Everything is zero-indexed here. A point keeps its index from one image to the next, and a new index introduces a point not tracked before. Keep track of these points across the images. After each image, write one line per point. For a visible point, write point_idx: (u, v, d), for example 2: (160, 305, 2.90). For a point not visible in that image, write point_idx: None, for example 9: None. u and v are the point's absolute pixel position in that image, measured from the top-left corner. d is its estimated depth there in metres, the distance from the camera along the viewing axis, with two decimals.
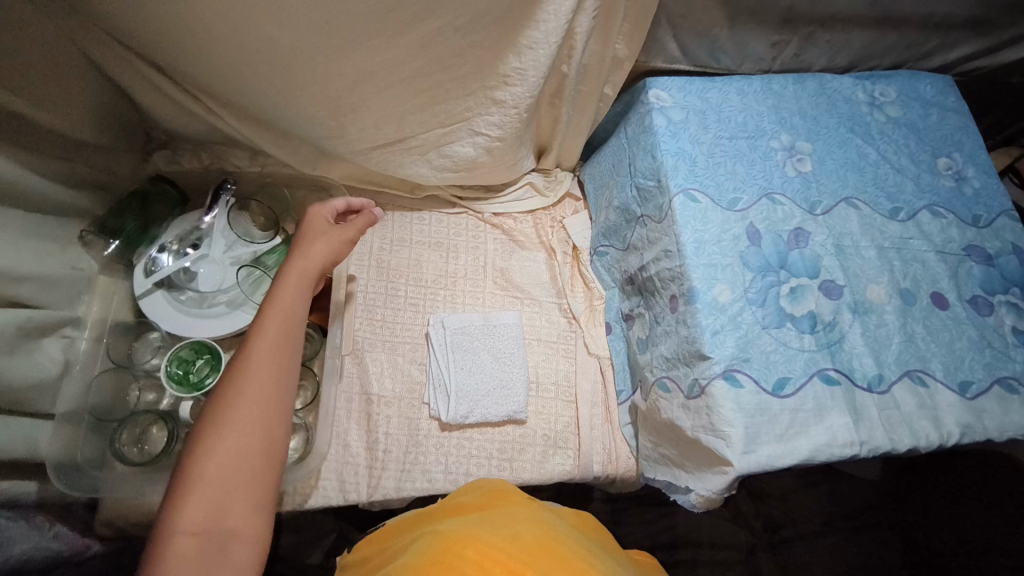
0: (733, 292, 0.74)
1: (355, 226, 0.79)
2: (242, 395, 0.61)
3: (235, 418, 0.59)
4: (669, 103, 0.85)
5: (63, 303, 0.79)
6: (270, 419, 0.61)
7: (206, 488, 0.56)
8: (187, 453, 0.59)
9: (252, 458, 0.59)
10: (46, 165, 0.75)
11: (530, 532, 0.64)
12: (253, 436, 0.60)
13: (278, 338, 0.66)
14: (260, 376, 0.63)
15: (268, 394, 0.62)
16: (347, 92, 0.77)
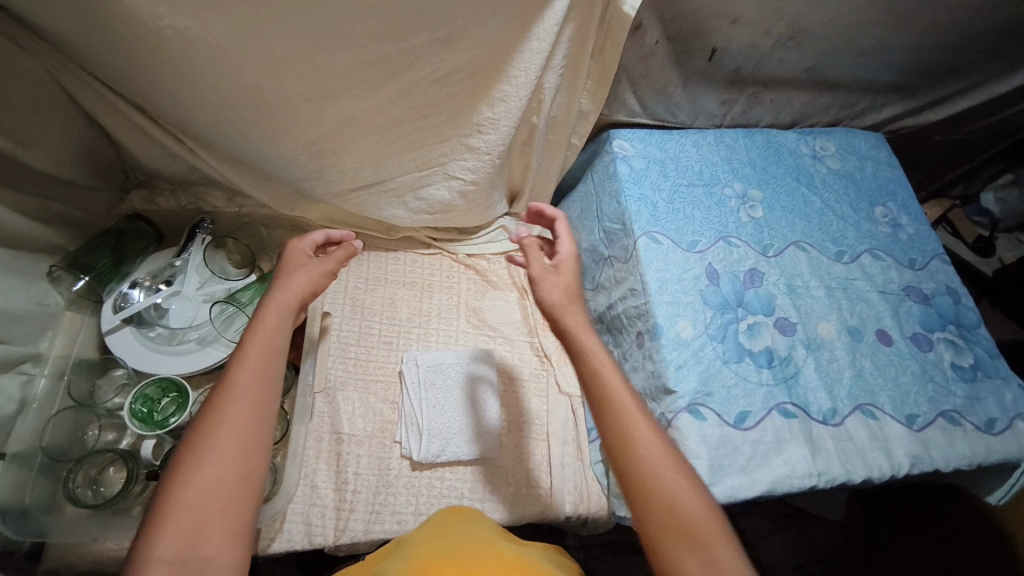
0: (695, 328, 0.78)
1: (335, 257, 0.75)
2: (218, 423, 0.55)
3: (212, 448, 0.54)
4: (631, 152, 0.91)
5: (24, 338, 0.78)
6: (253, 444, 0.56)
7: (175, 527, 0.50)
8: (159, 491, 0.53)
9: (233, 485, 0.53)
10: (19, 200, 0.76)
11: (510, 551, 0.63)
12: (234, 461, 0.54)
13: (263, 358, 0.61)
14: (242, 398, 0.57)
15: (251, 417, 0.57)
16: (328, 136, 0.81)
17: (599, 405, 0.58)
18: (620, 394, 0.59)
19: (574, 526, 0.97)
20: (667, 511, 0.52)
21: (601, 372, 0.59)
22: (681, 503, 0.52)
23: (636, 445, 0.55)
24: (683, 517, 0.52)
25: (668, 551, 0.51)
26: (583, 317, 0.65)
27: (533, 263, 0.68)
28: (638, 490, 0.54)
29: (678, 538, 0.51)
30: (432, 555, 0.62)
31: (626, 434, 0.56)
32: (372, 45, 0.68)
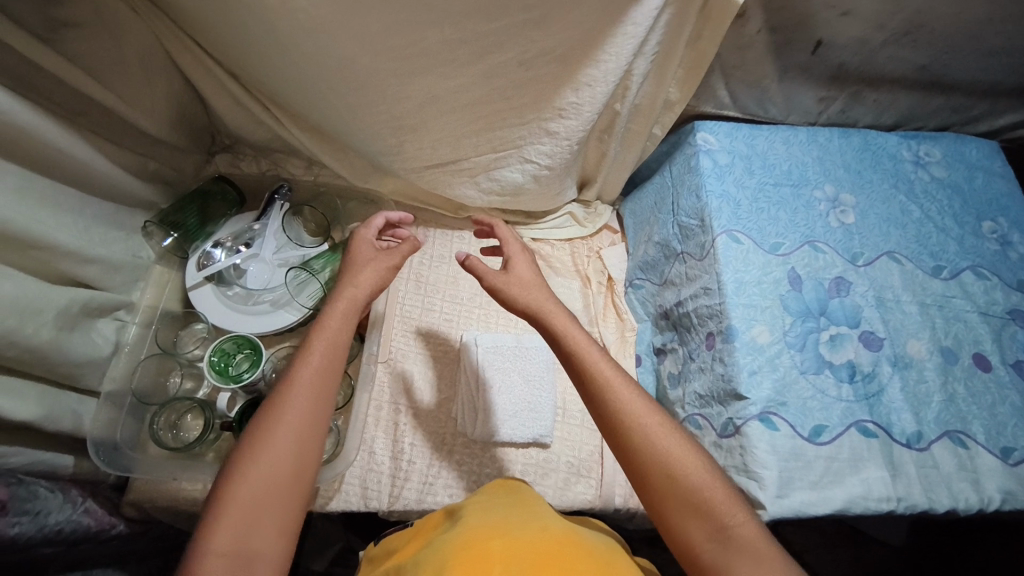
0: (772, 334, 0.74)
1: (400, 252, 0.77)
2: (279, 421, 0.60)
3: (272, 442, 0.58)
4: (715, 146, 0.87)
5: (120, 287, 0.83)
6: (306, 444, 0.60)
7: (236, 510, 0.55)
8: (223, 473, 0.58)
9: (286, 482, 0.58)
10: (123, 158, 0.80)
11: (560, 526, 0.64)
12: (289, 459, 0.58)
13: (324, 359, 0.64)
14: (300, 399, 0.61)
15: (308, 419, 0.61)
16: (411, 113, 0.81)
17: (595, 395, 0.66)
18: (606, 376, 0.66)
19: (622, 518, 0.97)
20: (667, 480, 0.60)
21: (584, 354, 0.68)
22: (680, 470, 0.60)
23: (635, 429, 0.63)
24: (682, 484, 0.60)
25: (674, 518, 0.59)
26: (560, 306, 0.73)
27: (485, 274, 0.76)
28: (639, 465, 0.62)
29: (679, 507, 0.59)
30: (482, 526, 0.62)
31: (625, 420, 0.63)
32: (463, 23, 0.67)
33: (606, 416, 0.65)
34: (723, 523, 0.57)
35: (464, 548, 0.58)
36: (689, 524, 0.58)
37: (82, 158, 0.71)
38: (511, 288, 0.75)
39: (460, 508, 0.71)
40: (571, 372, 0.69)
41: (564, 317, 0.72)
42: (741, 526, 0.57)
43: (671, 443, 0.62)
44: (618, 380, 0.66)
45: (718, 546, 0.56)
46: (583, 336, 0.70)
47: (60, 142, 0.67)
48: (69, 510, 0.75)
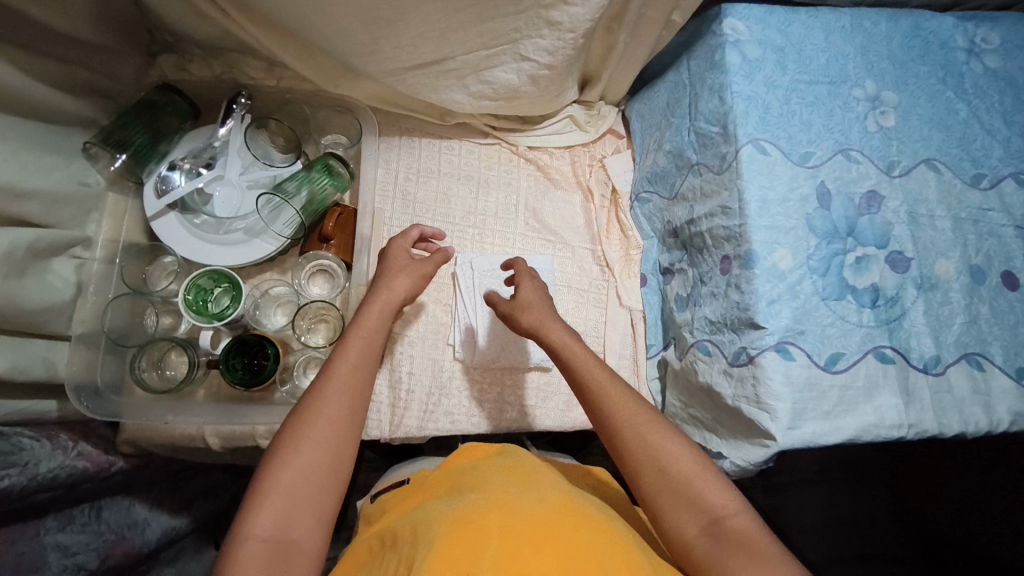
0: (794, 258, 0.68)
1: (433, 260, 0.79)
2: (318, 414, 0.62)
3: (309, 435, 0.60)
4: (744, 36, 0.74)
5: (70, 221, 0.74)
6: (343, 437, 0.62)
7: (277, 496, 0.57)
8: (263, 462, 0.60)
9: (323, 474, 0.59)
10: (41, 67, 0.67)
11: (555, 495, 0.65)
12: (329, 452, 0.60)
13: (359, 359, 0.67)
14: (339, 394, 0.64)
15: (346, 414, 0.63)
16: (385, 2, 0.67)
17: (596, 394, 0.67)
18: (600, 376, 0.69)
19: None
20: (661, 476, 0.61)
21: (576, 357, 0.71)
22: (676, 466, 0.61)
23: (631, 429, 0.64)
24: (677, 478, 0.61)
25: (668, 512, 0.60)
26: (552, 319, 0.76)
27: (499, 304, 0.80)
28: (634, 462, 0.63)
29: (672, 501, 0.60)
30: (478, 501, 0.62)
31: (625, 420, 0.65)
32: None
33: (605, 416, 0.66)
34: (716, 514, 0.59)
35: (454, 524, 0.58)
36: (682, 519, 0.60)
37: None
38: (517, 310, 0.78)
39: (458, 476, 0.72)
40: (570, 381, 0.71)
41: (554, 324, 0.75)
42: (733, 518, 0.58)
43: (664, 440, 0.63)
44: (614, 383, 0.68)
45: (710, 539, 0.58)
46: (579, 344, 0.73)
47: None
48: (60, 456, 0.74)
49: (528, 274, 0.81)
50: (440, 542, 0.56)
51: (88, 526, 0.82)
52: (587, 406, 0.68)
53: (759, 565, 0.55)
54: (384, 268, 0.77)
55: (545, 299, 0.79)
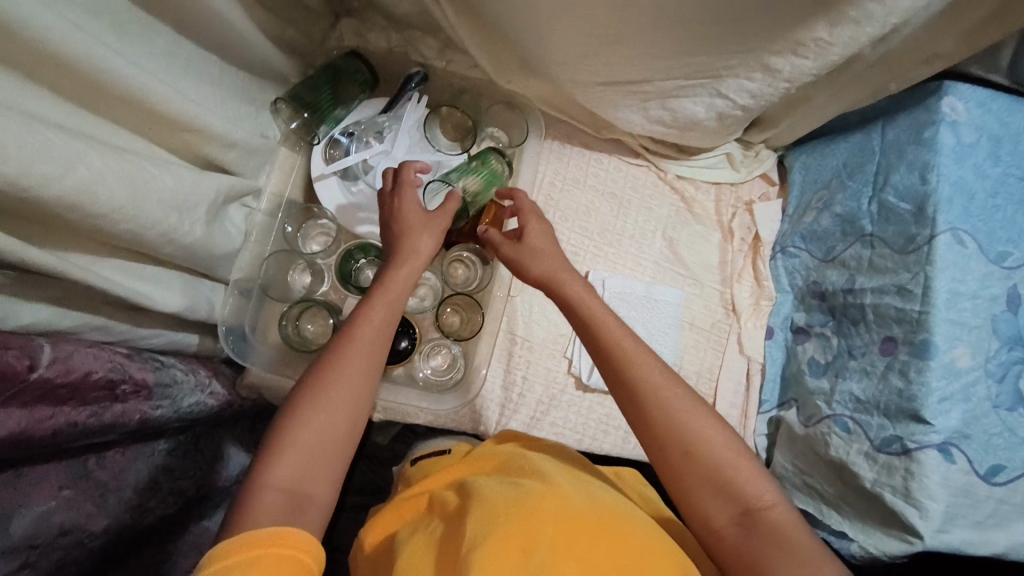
0: (974, 358, 0.67)
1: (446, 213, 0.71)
2: (339, 374, 0.60)
3: (329, 394, 0.58)
4: (962, 118, 0.72)
5: (251, 172, 0.75)
6: (357, 398, 0.60)
7: (294, 452, 0.56)
8: (280, 415, 0.59)
9: (337, 434, 0.58)
10: (260, 17, 0.67)
11: (608, 496, 0.60)
12: (341, 413, 0.58)
13: (383, 318, 0.63)
14: (353, 358, 0.61)
15: (360, 381, 0.60)
16: (614, 19, 0.65)
17: (623, 373, 0.61)
18: (622, 341, 0.63)
19: None
20: (693, 458, 0.59)
21: (593, 316, 0.64)
22: (707, 451, 0.59)
23: (666, 407, 0.60)
24: (711, 463, 0.58)
25: (695, 498, 0.59)
26: (574, 275, 0.68)
27: (501, 244, 0.72)
28: (655, 438, 0.60)
29: (701, 485, 0.58)
30: (525, 484, 0.57)
31: (657, 396, 0.60)
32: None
33: (637, 394, 0.61)
34: (749, 504, 0.57)
35: (503, 506, 0.53)
36: (713, 505, 0.58)
37: (222, 18, 0.58)
38: (520, 257, 0.70)
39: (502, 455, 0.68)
40: (585, 340, 0.65)
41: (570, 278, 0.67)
42: (768, 509, 0.57)
43: (691, 422, 0.60)
44: (642, 354, 0.62)
45: (742, 529, 0.57)
46: (600, 308, 0.65)
47: None
48: (198, 392, 0.76)
49: (533, 214, 0.73)
50: (492, 525, 0.51)
51: (188, 453, 0.79)
52: (612, 381, 0.63)
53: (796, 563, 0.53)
54: (409, 230, 0.69)
55: (555, 245, 0.71)
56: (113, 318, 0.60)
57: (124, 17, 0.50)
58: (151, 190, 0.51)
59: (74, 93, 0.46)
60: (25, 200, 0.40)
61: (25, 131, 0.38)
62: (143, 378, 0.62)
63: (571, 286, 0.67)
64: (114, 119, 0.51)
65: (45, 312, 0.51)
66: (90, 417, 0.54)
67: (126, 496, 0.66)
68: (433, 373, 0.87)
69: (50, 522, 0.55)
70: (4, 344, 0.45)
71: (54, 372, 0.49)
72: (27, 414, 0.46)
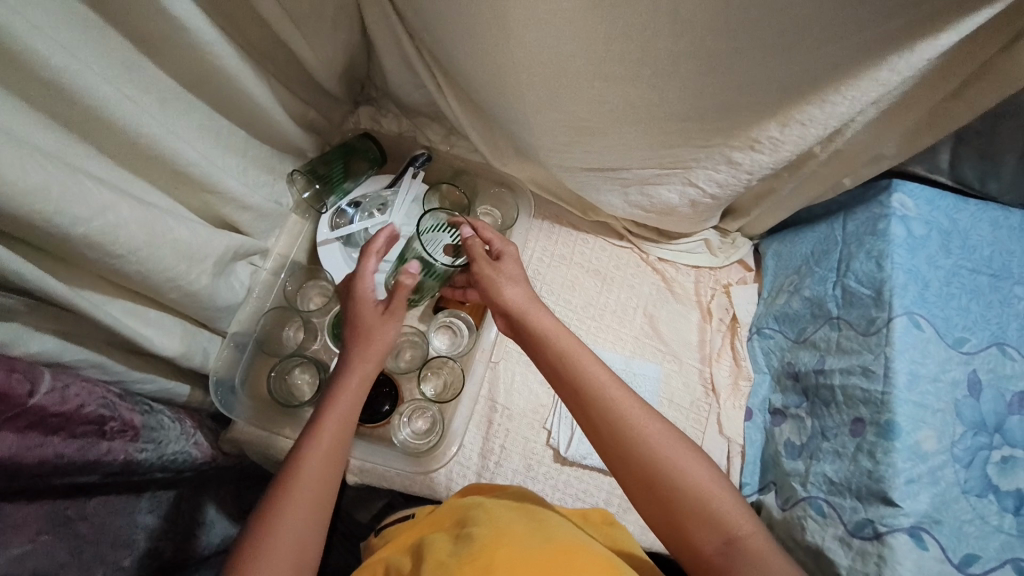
0: (940, 442, 0.68)
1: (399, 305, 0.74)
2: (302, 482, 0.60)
3: (294, 505, 0.58)
4: (911, 213, 0.78)
5: (261, 233, 0.82)
6: (317, 516, 0.59)
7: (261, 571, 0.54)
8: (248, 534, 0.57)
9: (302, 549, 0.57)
10: (288, 101, 0.78)
11: (563, 534, 0.62)
12: (304, 529, 0.58)
13: (343, 422, 0.66)
14: (316, 473, 0.61)
15: (322, 495, 0.60)
16: (595, 116, 0.74)
17: (601, 411, 0.62)
18: (597, 371, 0.64)
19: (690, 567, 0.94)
20: (676, 491, 0.57)
21: (564, 340, 0.66)
22: (689, 482, 0.58)
23: (645, 444, 0.59)
24: (693, 493, 0.57)
25: (686, 530, 0.57)
26: (547, 313, 0.70)
27: (477, 260, 0.74)
28: (640, 465, 0.59)
29: (691, 519, 0.57)
30: (477, 534, 0.60)
31: (638, 433, 0.60)
32: (703, 41, 0.57)
33: (617, 432, 0.61)
34: (734, 533, 0.56)
35: (454, 563, 0.56)
36: (699, 534, 0.57)
37: (254, 102, 0.68)
38: (499, 280, 0.72)
39: (459, 510, 0.70)
40: (558, 376, 0.66)
41: (542, 311, 0.70)
42: (749, 538, 0.56)
43: (677, 453, 0.59)
44: (624, 396, 0.62)
45: (727, 558, 0.55)
46: (567, 333, 0.67)
47: (246, 82, 0.64)
48: (183, 441, 0.76)
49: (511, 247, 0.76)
50: None
51: (167, 515, 0.80)
52: (587, 417, 0.63)
53: None
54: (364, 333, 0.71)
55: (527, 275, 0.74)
56: (110, 355, 0.64)
57: (171, 94, 0.59)
58: (168, 240, 0.58)
59: (114, 152, 0.54)
60: (56, 237, 0.46)
61: (71, 182, 0.45)
62: (132, 419, 0.65)
63: (541, 315, 0.70)
64: (147, 176, 0.59)
65: (52, 343, 0.56)
66: (75, 451, 0.57)
67: (100, 551, 0.67)
68: (414, 433, 0.90)
69: (21, 567, 0.55)
70: (12, 367, 0.49)
71: (49, 400, 0.53)
72: (19, 440, 0.50)
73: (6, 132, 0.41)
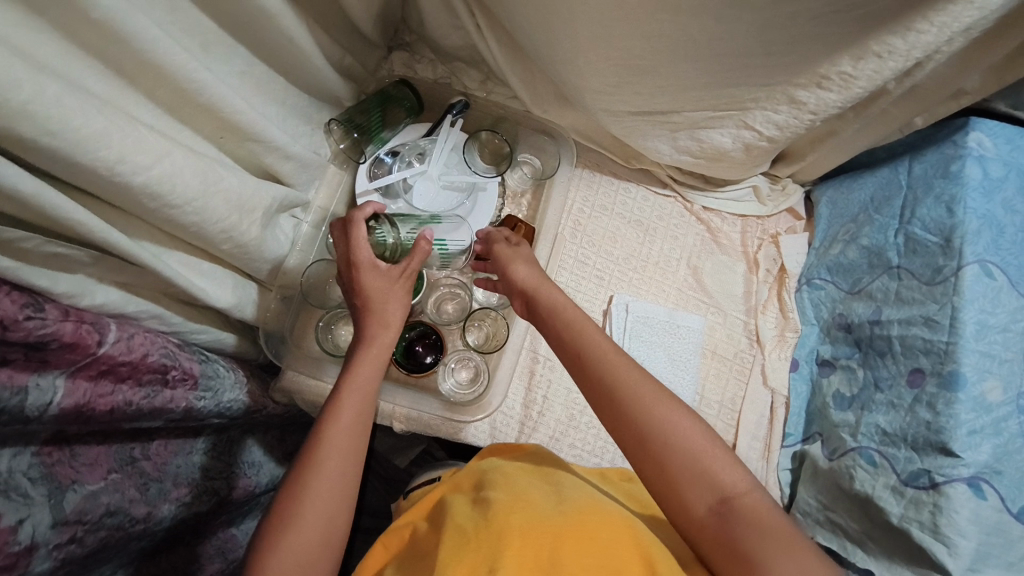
0: (1005, 393, 0.67)
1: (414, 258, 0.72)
2: (330, 435, 0.63)
3: (321, 454, 0.62)
4: (990, 153, 0.74)
5: (302, 185, 0.81)
6: (347, 462, 0.63)
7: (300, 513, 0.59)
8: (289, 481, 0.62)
9: (334, 493, 0.61)
10: (327, 46, 0.75)
11: (577, 494, 0.64)
12: (333, 478, 0.61)
13: (367, 378, 0.68)
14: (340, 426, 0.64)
15: (349, 443, 0.64)
16: (649, 52, 0.69)
17: (598, 377, 0.62)
18: (598, 339, 0.64)
19: None
20: (668, 454, 0.57)
21: (567, 310, 0.66)
22: (681, 443, 0.58)
23: (637, 404, 0.59)
24: (684, 455, 0.57)
25: (677, 491, 0.57)
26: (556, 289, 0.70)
27: (500, 248, 0.75)
28: (633, 430, 0.59)
29: (681, 479, 0.57)
30: (495, 500, 0.62)
31: (633, 396, 0.60)
32: None
33: (614, 398, 0.60)
34: (727, 493, 0.56)
35: (473, 530, 0.58)
36: (691, 493, 0.56)
37: (296, 48, 0.66)
38: (513, 259, 0.73)
39: (480, 473, 0.72)
40: (558, 349, 0.66)
41: (549, 287, 0.69)
42: (742, 498, 0.55)
43: (670, 413, 0.59)
44: (620, 361, 0.62)
45: (720, 518, 0.55)
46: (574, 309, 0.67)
47: (288, 26, 0.62)
48: (236, 390, 0.78)
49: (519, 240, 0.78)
50: (460, 552, 0.56)
51: (222, 456, 0.84)
52: (585, 383, 0.63)
53: (776, 549, 0.51)
54: (376, 307, 0.70)
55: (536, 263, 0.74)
56: (167, 307, 0.65)
57: (211, 39, 0.57)
58: (219, 189, 0.57)
59: (160, 100, 0.53)
60: (118, 186, 0.46)
61: (129, 130, 0.45)
62: (190, 368, 0.67)
63: (547, 289, 0.70)
64: (192, 125, 0.58)
65: (112, 295, 0.56)
66: (143, 399, 0.58)
67: (165, 487, 0.70)
68: (456, 383, 0.91)
69: (97, 502, 0.58)
70: (80, 318, 0.50)
71: (117, 350, 0.54)
72: (91, 388, 0.52)
73: (64, 78, 0.40)
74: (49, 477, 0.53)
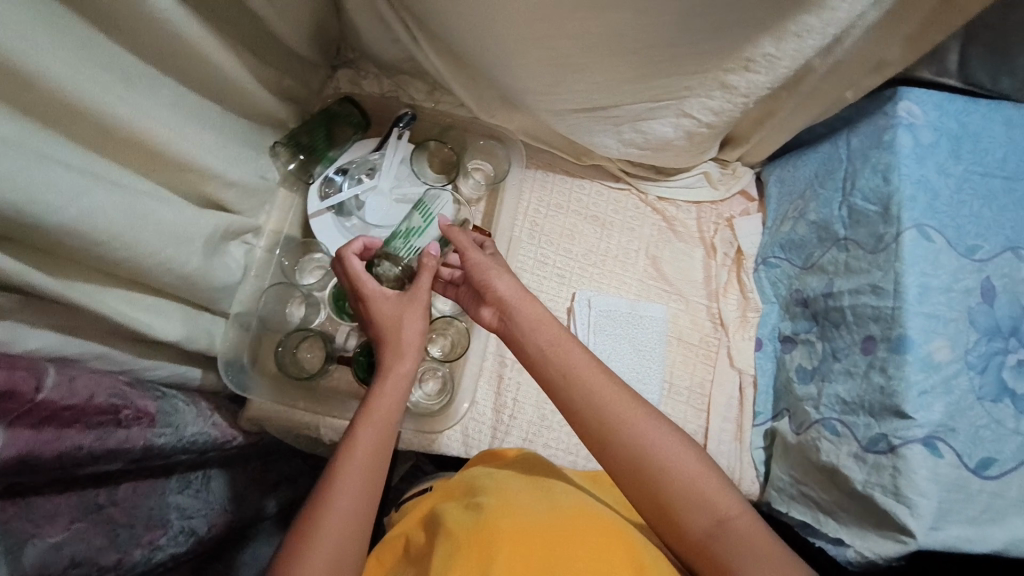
0: (953, 351, 0.69)
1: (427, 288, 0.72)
2: (353, 463, 0.62)
3: (344, 483, 0.61)
4: (919, 120, 0.76)
5: (252, 211, 0.81)
6: (368, 495, 0.61)
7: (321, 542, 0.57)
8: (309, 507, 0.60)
9: (352, 527, 0.59)
10: (261, 70, 0.75)
11: (565, 497, 0.64)
12: (353, 508, 0.60)
13: (390, 407, 0.66)
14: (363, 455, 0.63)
15: (370, 475, 0.62)
16: (579, 51, 0.70)
17: (582, 400, 0.62)
18: (581, 361, 0.64)
19: None
20: (660, 480, 0.59)
21: (550, 333, 0.66)
22: (672, 469, 0.59)
23: (628, 431, 0.60)
24: (675, 481, 0.59)
25: (671, 514, 0.59)
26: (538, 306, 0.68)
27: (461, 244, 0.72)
28: (624, 457, 0.60)
29: (675, 503, 0.58)
30: (487, 504, 0.62)
31: (624, 421, 0.60)
32: None
33: (604, 425, 0.61)
34: (721, 513, 0.58)
35: (466, 535, 0.58)
36: (687, 517, 0.58)
37: (227, 74, 0.66)
38: (489, 271, 0.70)
39: (470, 481, 0.71)
40: (537, 373, 0.65)
41: (526, 301, 0.68)
42: (737, 519, 0.57)
43: (658, 437, 0.60)
44: (607, 383, 0.62)
45: (715, 537, 0.57)
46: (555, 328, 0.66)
47: (214, 53, 0.62)
48: (201, 422, 0.78)
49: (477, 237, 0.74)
50: (453, 559, 0.56)
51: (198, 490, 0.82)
52: (570, 407, 0.63)
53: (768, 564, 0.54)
54: (391, 334, 0.70)
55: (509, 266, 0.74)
56: (117, 345, 0.64)
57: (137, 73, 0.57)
58: (150, 222, 0.57)
59: (83, 138, 0.53)
60: (35, 228, 0.45)
61: (39, 170, 0.44)
62: (144, 406, 0.66)
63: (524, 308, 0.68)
64: (122, 160, 0.58)
65: (52, 338, 0.56)
66: (94, 441, 0.56)
67: (136, 531, 0.69)
68: (425, 394, 0.91)
69: (60, 554, 0.57)
70: (13, 365, 0.49)
71: (58, 394, 0.53)
72: (34, 436, 0.49)
73: None
74: (5, 535, 0.52)
